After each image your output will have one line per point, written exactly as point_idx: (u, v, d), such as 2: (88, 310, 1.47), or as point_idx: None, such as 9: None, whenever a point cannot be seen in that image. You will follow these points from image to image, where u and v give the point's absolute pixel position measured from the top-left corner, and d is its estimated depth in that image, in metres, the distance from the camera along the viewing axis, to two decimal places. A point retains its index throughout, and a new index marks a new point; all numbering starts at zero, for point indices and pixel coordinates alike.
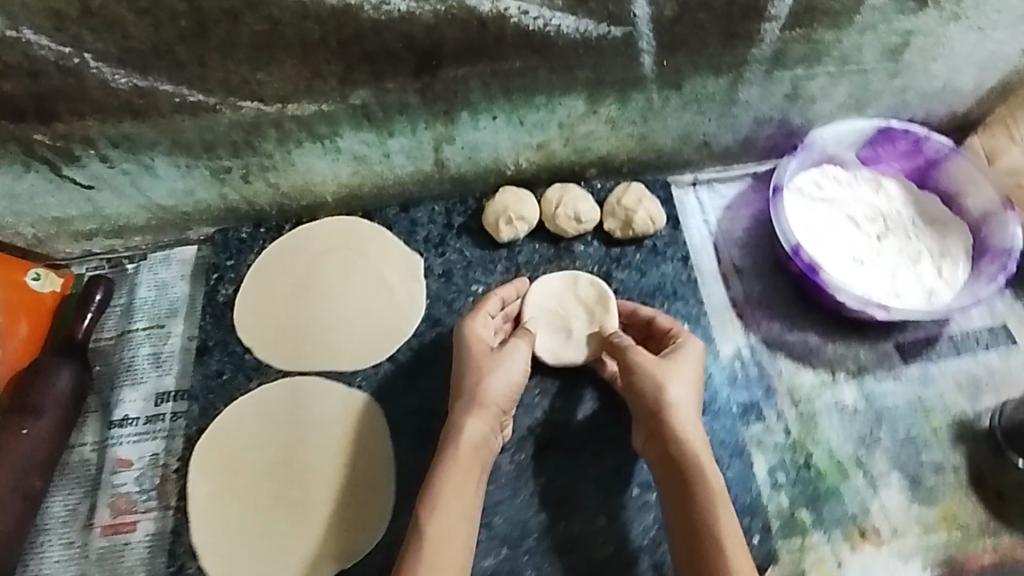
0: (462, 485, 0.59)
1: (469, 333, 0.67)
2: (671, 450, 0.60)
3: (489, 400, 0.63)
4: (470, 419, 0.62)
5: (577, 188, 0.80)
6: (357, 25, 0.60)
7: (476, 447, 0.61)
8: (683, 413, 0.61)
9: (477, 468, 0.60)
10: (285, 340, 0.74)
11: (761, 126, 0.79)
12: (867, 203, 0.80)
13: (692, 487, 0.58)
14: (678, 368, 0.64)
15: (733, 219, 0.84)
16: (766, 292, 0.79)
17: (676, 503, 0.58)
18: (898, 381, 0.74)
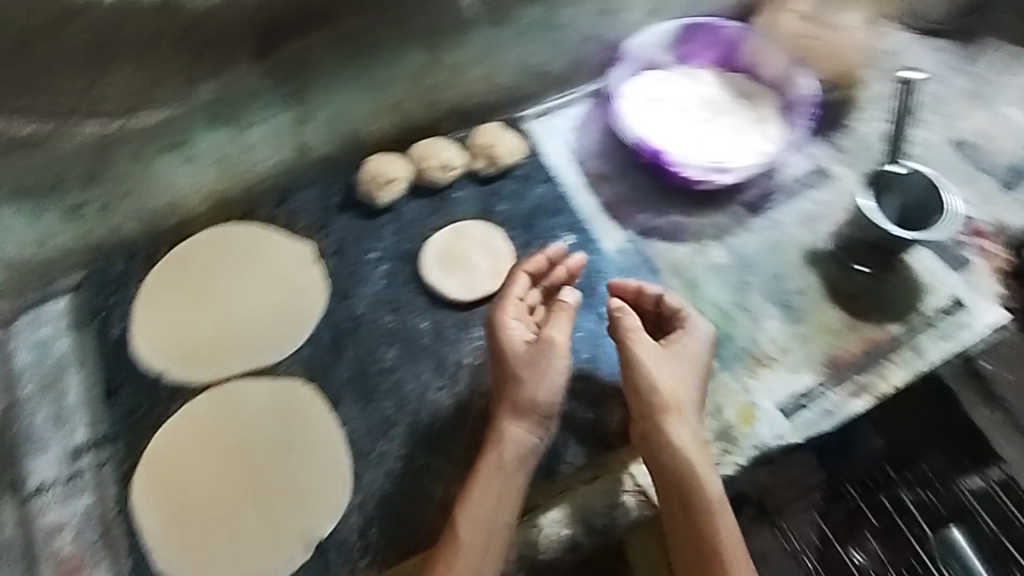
0: (493, 506, 0.63)
1: (501, 324, 0.70)
2: (665, 449, 0.66)
3: (527, 411, 0.66)
4: (512, 424, 0.66)
5: (440, 141, 0.84)
6: (179, 14, 0.66)
7: (517, 454, 0.65)
8: (674, 412, 0.67)
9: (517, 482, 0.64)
10: (194, 356, 0.74)
11: (584, 46, 0.88)
12: (689, 94, 0.91)
13: (691, 492, 0.65)
14: (668, 364, 0.69)
15: (584, 137, 0.91)
16: (630, 191, 0.88)
17: (671, 499, 0.65)
18: (753, 232, 0.86)
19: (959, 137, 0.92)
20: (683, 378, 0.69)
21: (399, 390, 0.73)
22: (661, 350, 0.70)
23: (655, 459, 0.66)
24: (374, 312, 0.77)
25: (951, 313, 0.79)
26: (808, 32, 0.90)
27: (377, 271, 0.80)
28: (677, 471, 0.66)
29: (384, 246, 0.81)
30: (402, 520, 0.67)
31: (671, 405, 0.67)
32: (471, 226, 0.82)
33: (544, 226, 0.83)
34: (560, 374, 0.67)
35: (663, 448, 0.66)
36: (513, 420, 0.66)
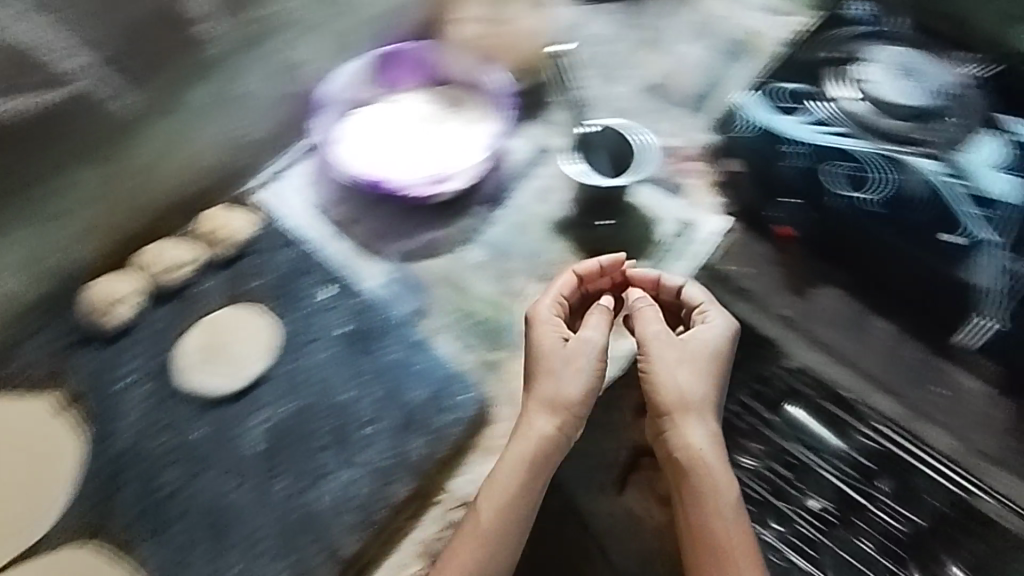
0: (501, 513, 0.68)
1: (543, 306, 0.77)
2: (680, 444, 0.71)
3: (550, 426, 0.71)
4: (536, 419, 0.71)
5: (162, 241, 0.82)
6: None
7: (533, 443, 0.70)
8: (692, 395, 0.72)
9: (528, 503, 0.69)
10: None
11: (277, 103, 0.92)
12: (401, 118, 0.92)
13: (701, 486, 0.69)
14: (678, 362, 0.73)
15: (315, 188, 0.90)
16: (376, 226, 0.88)
17: (683, 489, 0.70)
18: (499, 223, 0.89)
19: (648, 82, 1.00)
20: (701, 376, 0.73)
21: (192, 504, 0.70)
22: (670, 352, 0.74)
23: (669, 451, 0.71)
24: (143, 438, 0.73)
25: (683, 234, 0.89)
26: (479, 33, 0.97)
27: (135, 395, 0.75)
28: (688, 470, 0.70)
29: (134, 368, 0.76)
30: None
31: (683, 400, 0.72)
32: (221, 311, 0.79)
33: (298, 288, 0.81)
34: (587, 356, 0.73)
35: (676, 441, 0.71)
36: (549, 411, 0.71)
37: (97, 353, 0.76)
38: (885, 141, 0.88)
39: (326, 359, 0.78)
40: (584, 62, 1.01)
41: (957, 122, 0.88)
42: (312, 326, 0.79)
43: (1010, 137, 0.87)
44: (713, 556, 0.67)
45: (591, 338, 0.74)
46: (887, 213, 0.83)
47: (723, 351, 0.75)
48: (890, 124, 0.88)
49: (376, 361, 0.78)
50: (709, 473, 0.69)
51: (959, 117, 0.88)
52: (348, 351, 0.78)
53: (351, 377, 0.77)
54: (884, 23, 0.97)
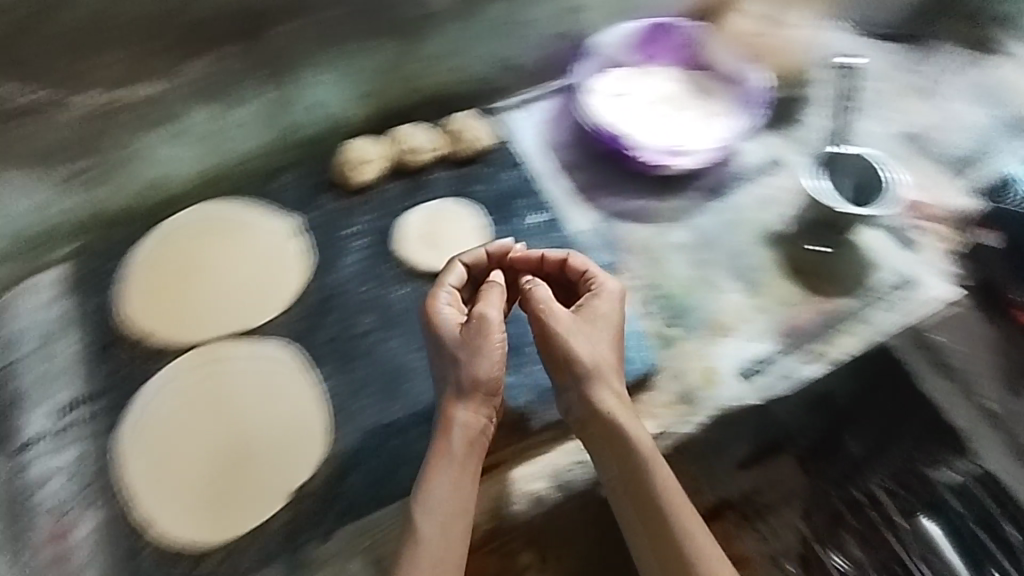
0: (451, 481, 0.65)
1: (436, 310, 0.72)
2: (600, 434, 0.68)
3: (462, 424, 0.68)
4: (470, 410, 0.69)
5: (413, 126, 0.90)
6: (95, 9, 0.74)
7: (467, 432, 0.68)
8: (590, 370, 0.70)
9: (469, 480, 0.66)
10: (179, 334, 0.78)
11: (551, 42, 0.95)
12: (652, 88, 0.95)
13: (630, 456, 0.66)
14: (578, 332, 0.71)
15: (550, 130, 0.96)
16: (598, 176, 0.93)
17: (609, 466, 0.67)
18: (716, 213, 0.91)
19: (909, 130, 0.96)
20: (609, 336, 0.72)
21: (377, 351, 0.78)
22: (550, 354, 0.71)
23: (595, 425, 0.69)
24: (355, 283, 0.82)
25: (904, 288, 0.84)
26: (754, 29, 0.99)
27: (357, 246, 0.85)
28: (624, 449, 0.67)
29: (363, 224, 0.86)
30: (378, 475, 0.71)
31: (593, 371, 0.70)
32: (447, 204, 0.87)
33: (515, 206, 0.88)
34: (490, 360, 0.69)
35: (602, 433, 0.68)
36: (596, 381, 0.70)
37: (316, 205, 0.86)
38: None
39: None
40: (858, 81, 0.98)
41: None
42: (520, 244, 0.85)
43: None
44: (676, 527, 0.63)
45: (492, 337, 0.70)
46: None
47: (618, 315, 0.73)
48: None
49: None
50: (642, 449, 0.67)
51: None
52: None
53: None
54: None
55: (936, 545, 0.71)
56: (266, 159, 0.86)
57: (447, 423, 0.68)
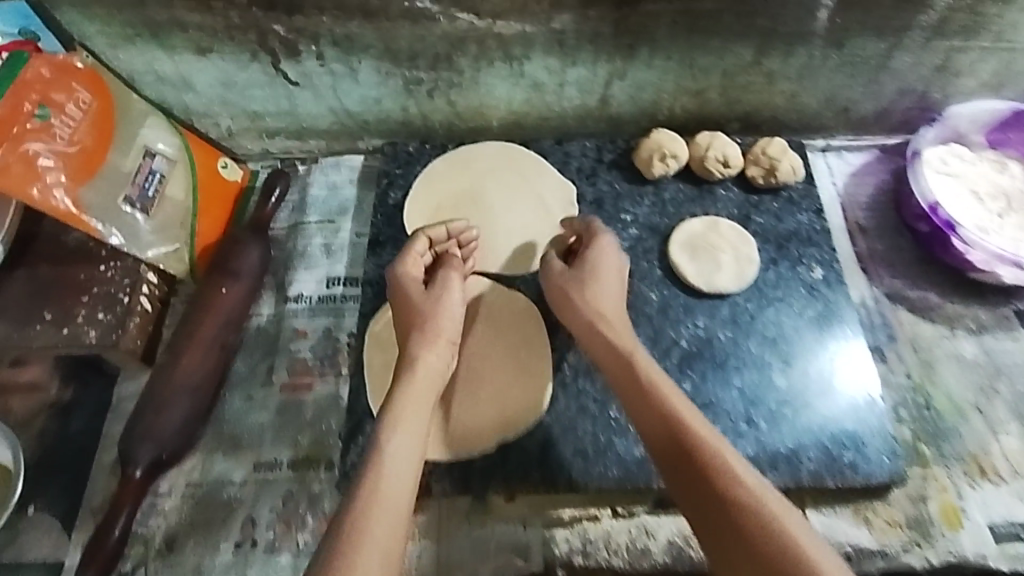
0: (416, 411, 0.62)
1: (402, 278, 0.71)
2: (629, 395, 0.64)
3: (420, 359, 0.66)
4: (426, 353, 0.66)
5: (724, 135, 0.86)
6: None
7: (429, 373, 0.65)
8: (597, 324, 0.69)
9: (429, 399, 0.64)
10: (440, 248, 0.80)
11: (902, 96, 0.86)
12: (999, 179, 0.84)
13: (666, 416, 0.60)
14: (594, 279, 0.71)
15: (858, 186, 0.91)
16: (891, 252, 0.86)
17: (652, 429, 0.61)
18: (1016, 343, 0.80)
19: None
20: (616, 299, 0.71)
21: None
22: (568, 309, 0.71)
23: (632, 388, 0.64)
24: None
25: None
26: None
27: (624, 234, 0.83)
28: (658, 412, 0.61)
29: (638, 214, 0.84)
30: (582, 464, 0.69)
31: (585, 325, 0.69)
32: (726, 227, 0.81)
33: (797, 250, 0.83)
34: (453, 320, 0.70)
35: (632, 396, 0.63)
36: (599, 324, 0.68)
37: (599, 180, 0.87)
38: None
39: (782, 323, 0.78)
40: None
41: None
42: (790, 291, 0.80)
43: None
44: (729, 486, 0.55)
45: (445, 300, 0.71)
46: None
47: (614, 267, 0.73)
48: None
49: (820, 363, 0.76)
50: (664, 409, 0.61)
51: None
52: (805, 332, 0.78)
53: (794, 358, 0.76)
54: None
55: None
56: (570, 119, 0.88)
57: (411, 359, 0.66)
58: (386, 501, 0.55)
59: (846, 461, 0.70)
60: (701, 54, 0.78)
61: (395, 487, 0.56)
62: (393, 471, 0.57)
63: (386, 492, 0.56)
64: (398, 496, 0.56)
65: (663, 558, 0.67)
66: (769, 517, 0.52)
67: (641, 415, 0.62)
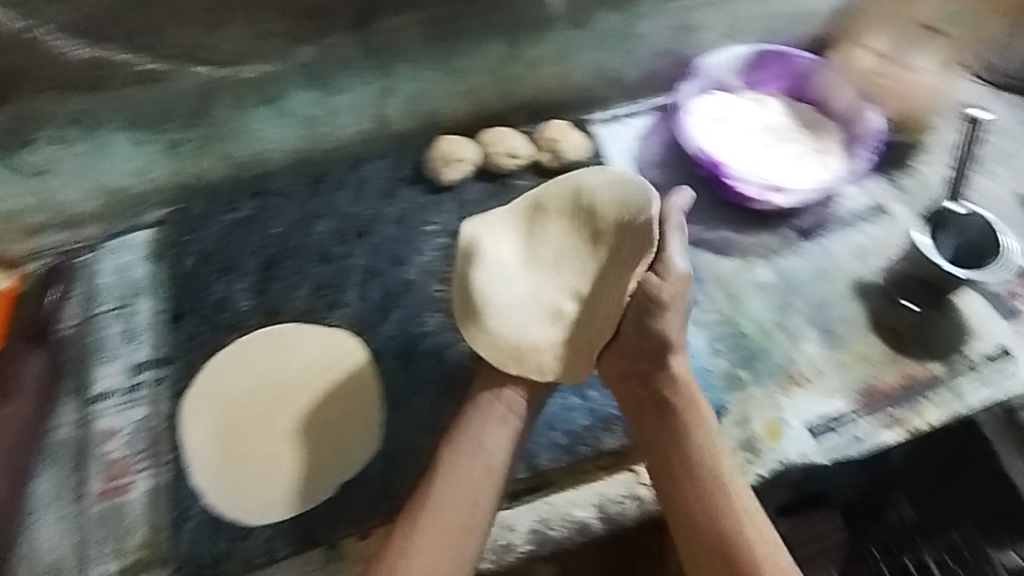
0: (474, 451, 0.67)
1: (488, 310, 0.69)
2: (670, 450, 0.67)
3: (493, 448, 0.68)
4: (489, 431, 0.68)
5: (505, 128, 0.89)
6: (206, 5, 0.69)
7: (507, 410, 0.69)
8: (697, 435, 0.67)
9: (501, 431, 0.69)
10: (546, 278, 0.70)
11: (659, 58, 0.93)
12: (763, 116, 0.94)
13: (707, 501, 0.65)
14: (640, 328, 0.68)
15: (646, 147, 0.96)
16: (686, 202, 0.91)
17: (688, 515, 0.65)
18: (801, 256, 0.88)
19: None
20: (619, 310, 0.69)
21: (439, 352, 0.77)
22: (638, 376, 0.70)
23: (687, 457, 0.66)
24: (424, 280, 0.82)
25: (999, 361, 0.80)
26: (876, 67, 0.94)
27: (433, 243, 0.84)
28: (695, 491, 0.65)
29: (443, 221, 0.86)
30: None
31: (638, 382, 0.70)
32: None
33: None
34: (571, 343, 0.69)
35: (699, 487, 0.65)
36: (675, 396, 0.69)
37: (398, 196, 0.87)
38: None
39: None
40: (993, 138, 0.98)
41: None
42: None
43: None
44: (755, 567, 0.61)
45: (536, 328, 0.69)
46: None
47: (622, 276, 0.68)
48: None
49: None
50: (752, 520, 0.64)
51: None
52: None
53: None
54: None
55: None
56: (357, 142, 0.87)
57: (488, 401, 0.70)
58: (468, 512, 0.65)
59: None
60: (458, 58, 0.82)
61: (439, 526, 0.63)
62: (448, 504, 0.65)
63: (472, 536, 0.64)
64: (452, 532, 0.63)
65: (528, 547, 0.69)
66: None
67: (694, 506, 0.65)
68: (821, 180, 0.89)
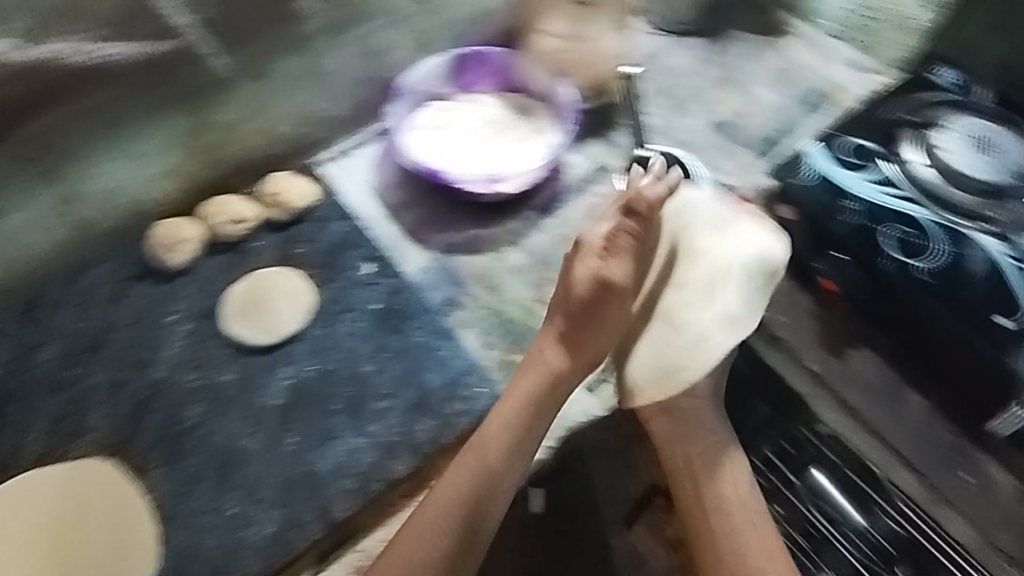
0: (503, 444, 0.69)
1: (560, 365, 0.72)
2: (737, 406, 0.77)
3: (490, 432, 0.69)
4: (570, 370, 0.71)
5: (224, 195, 0.88)
6: None
7: (550, 374, 0.71)
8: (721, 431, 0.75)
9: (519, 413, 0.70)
10: (715, 304, 0.69)
11: (362, 85, 0.94)
12: (475, 114, 0.99)
13: (725, 496, 0.72)
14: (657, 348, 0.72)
15: (379, 173, 0.97)
16: (431, 214, 0.95)
17: (697, 512, 0.72)
18: (544, 231, 0.95)
19: (718, 120, 1.05)
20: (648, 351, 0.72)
21: (206, 443, 0.73)
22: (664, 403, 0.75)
23: (686, 459, 0.74)
24: (174, 374, 0.77)
25: None
26: (560, 47, 0.99)
27: (178, 333, 0.80)
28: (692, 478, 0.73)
29: (183, 307, 0.81)
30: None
31: (662, 404, 0.75)
32: (263, 274, 0.83)
33: (344, 260, 0.86)
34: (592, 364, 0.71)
35: (710, 481, 0.73)
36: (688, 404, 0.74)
37: (126, 296, 0.82)
38: (953, 215, 0.84)
39: (356, 329, 0.81)
40: (679, 79, 1.10)
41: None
42: (354, 296, 0.83)
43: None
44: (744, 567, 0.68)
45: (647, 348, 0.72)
46: (937, 283, 0.79)
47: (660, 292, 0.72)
48: None
49: (402, 340, 0.80)
50: (741, 489, 0.72)
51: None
52: (376, 328, 0.81)
53: (377, 351, 0.79)
54: (974, 92, 0.93)
55: (827, 495, 0.81)
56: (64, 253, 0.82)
57: (546, 366, 0.72)
58: (455, 518, 0.66)
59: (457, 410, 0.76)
60: (128, 142, 0.77)
61: (421, 540, 0.65)
62: (438, 504, 0.67)
63: (475, 540, 0.67)
64: (436, 543, 0.65)
65: None
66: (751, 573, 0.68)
67: (712, 498, 0.72)
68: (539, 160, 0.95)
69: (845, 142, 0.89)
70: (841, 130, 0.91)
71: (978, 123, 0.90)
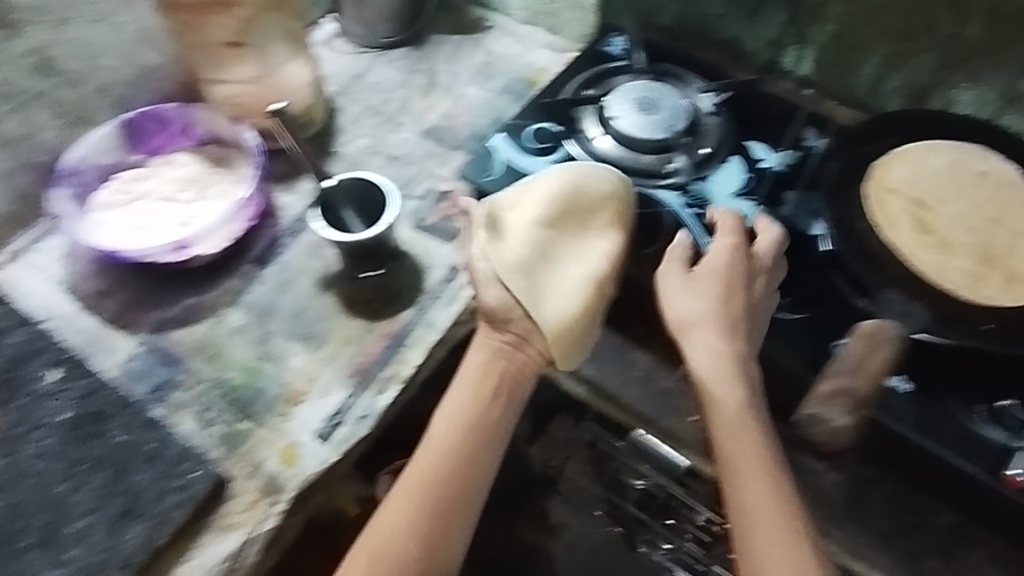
0: (450, 428, 0.73)
1: (597, 248, 0.77)
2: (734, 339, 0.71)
3: (441, 422, 0.73)
4: (597, 240, 0.78)
5: None
6: None
7: (495, 365, 0.75)
8: (731, 360, 0.70)
9: (492, 386, 0.74)
10: (562, 262, 0.77)
11: (15, 181, 0.88)
12: (164, 180, 0.92)
13: (726, 435, 0.66)
14: (562, 295, 0.75)
15: (69, 264, 0.88)
16: (135, 293, 0.87)
17: (718, 439, 0.67)
18: (266, 281, 0.89)
19: (428, 127, 1.06)
20: (601, 255, 0.77)
21: None
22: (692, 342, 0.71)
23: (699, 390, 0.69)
24: None
25: (452, 279, 0.90)
26: (234, 91, 0.94)
27: None
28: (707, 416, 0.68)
29: None
30: None
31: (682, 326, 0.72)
32: None
33: (28, 372, 0.79)
34: (570, 293, 0.75)
35: (719, 419, 0.67)
36: (687, 339, 0.71)
37: None
38: (634, 177, 0.87)
39: (45, 446, 0.75)
40: (386, 93, 1.09)
41: (707, 151, 0.88)
42: (38, 412, 0.77)
43: (754, 162, 0.88)
44: (744, 511, 0.63)
45: (587, 246, 0.78)
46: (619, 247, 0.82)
47: (542, 251, 0.76)
48: (727, 192, 0.85)
49: (99, 445, 0.75)
50: (746, 424, 0.67)
51: (706, 149, 0.88)
52: (67, 439, 0.75)
53: (70, 465, 0.74)
54: (635, 58, 0.98)
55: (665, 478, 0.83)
56: None
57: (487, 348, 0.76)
58: (410, 503, 0.69)
59: (167, 505, 0.71)
60: None
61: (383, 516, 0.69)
62: (400, 486, 0.70)
63: (455, 515, 0.70)
64: (392, 519, 0.69)
65: None
66: (748, 520, 0.62)
67: (720, 432, 0.67)
68: (229, 211, 0.88)
69: (525, 129, 0.91)
70: (521, 117, 0.93)
71: (650, 86, 0.92)
